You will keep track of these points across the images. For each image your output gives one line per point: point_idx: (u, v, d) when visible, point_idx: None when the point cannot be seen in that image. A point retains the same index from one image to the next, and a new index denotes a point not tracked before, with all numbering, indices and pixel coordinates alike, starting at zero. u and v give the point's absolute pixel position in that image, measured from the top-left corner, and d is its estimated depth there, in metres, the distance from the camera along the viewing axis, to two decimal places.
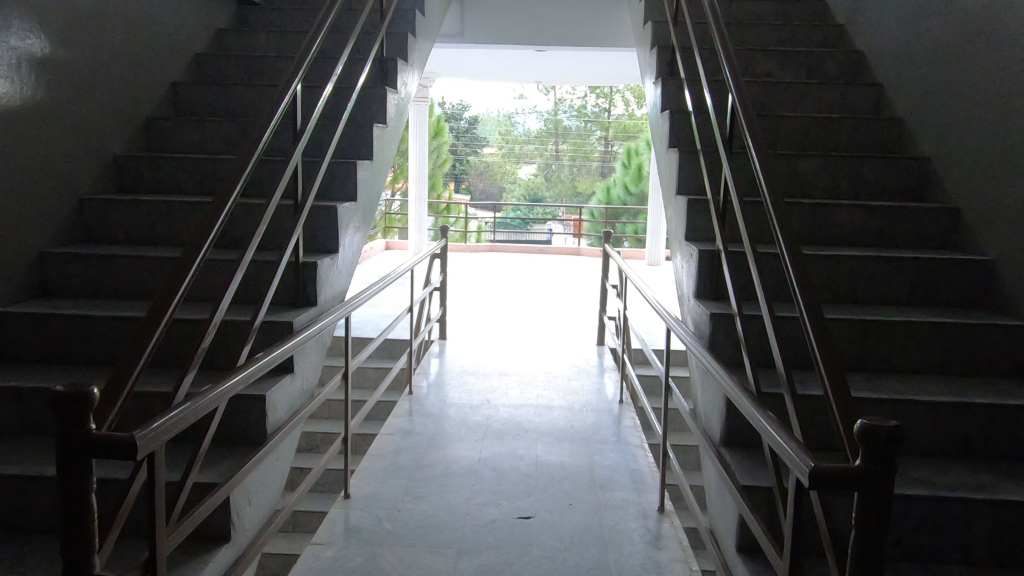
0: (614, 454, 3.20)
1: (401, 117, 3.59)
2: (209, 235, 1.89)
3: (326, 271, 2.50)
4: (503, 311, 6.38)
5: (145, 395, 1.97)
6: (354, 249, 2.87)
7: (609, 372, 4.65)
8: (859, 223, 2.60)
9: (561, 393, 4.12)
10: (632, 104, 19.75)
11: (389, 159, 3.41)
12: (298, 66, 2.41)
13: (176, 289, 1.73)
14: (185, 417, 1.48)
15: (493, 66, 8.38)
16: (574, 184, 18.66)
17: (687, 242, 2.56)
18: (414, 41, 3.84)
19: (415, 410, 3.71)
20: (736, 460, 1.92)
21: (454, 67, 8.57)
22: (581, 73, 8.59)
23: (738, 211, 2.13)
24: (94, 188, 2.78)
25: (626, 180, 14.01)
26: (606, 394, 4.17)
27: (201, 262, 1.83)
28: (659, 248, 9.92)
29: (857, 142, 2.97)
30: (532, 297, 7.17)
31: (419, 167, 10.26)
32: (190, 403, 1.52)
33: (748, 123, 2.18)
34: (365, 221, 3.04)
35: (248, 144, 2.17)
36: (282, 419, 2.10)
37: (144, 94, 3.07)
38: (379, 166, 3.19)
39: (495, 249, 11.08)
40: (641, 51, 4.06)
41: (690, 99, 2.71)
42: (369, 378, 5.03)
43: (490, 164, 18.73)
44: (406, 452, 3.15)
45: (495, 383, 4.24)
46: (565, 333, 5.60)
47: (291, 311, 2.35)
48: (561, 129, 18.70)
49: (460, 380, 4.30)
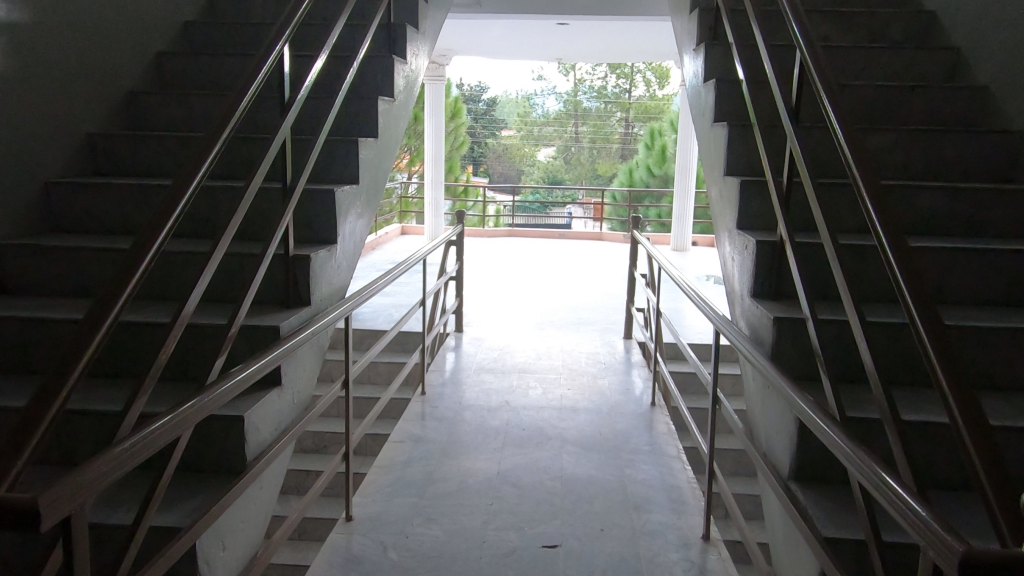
0: (649, 467, 2.86)
1: (411, 93, 3.24)
2: (167, 224, 1.56)
3: (322, 265, 2.17)
4: (524, 300, 6.05)
5: (104, 414, 1.67)
6: (357, 239, 2.54)
7: (637, 369, 4.29)
8: (943, 208, 2.22)
9: (586, 393, 3.78)
10: (652, 85, 18.52)
11: (398, 137, 3.07)
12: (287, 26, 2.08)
13: (122, 289, 1.40)
14: (134, 457, 1.14)
15: (512, 41, 7.98)
16: (595, 167, 18.48)
17: (741, 231, 2.19)
18: (426, 7, 3.48)
19: (428, 412, 3.40)
20: (811, 501, 1.58)
21: (470, 44, 8.19)
22: (604, 48, 8.17)
23: (813, 194, 1.76)
24: (63, 170, 2.47)
25: (649, 162, 13.41)
26: (635, 395, 3.82)
27: (152, 256, 1.50)
28: (685, 234, 9.50)
29: (932, 114, 2.58)
30: (553, 285, 6.85)
31: (435, 148, 9.88)
32: (142, 434, 1.18)
33: (821, 85, 1.81)
34: (370, 206, 2.70)
35: (224, 116, 1.83)
36: (266, 442, 1.78)
37: (124, 65, 2.75)
38: (385, 146, 2.85)
39: (514, 234, 10.71)
40: (677, 17, 3.67)
41: (741, 65, 2.34)
42: (380, 373, 4.75)
43: (508, 147, 18.51)
44: (417, 465, 2.84)
45: (515, 382, 3.91)
46: (589, 324, 5.25)
47: (280, 312, 2.03)
48: (581, 110, 18.34)
49: (477, 378, 3.97)
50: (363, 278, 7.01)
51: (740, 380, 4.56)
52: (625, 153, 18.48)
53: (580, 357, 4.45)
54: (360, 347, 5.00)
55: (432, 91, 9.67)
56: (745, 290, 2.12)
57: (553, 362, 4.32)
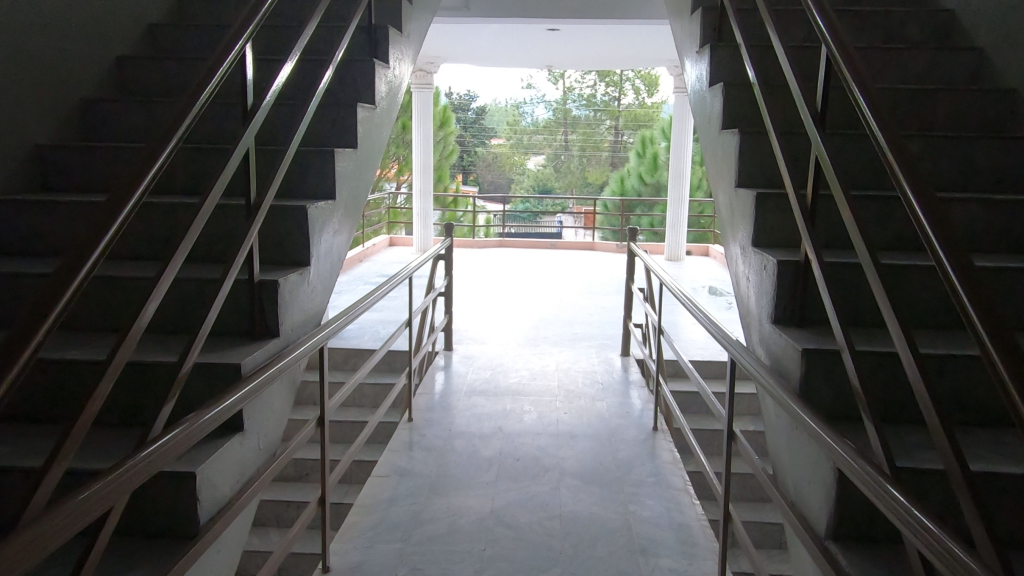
0: (654, 502, 2.64)
1: (394, 101, 3.03)
2: (113, 227, 1.29)
3: (293, 291, 1.95)
4: (516, 315, 5.83)
5: (31, 472, 1.44)
6: (334, 258, 2.32)
7: (636, 388, 4.07)
8: (980, 222, 2.02)
9: (584, 416, 3.55)
10: (641, 93, 18.30)
11: (380, 148, 2.85)
12: (252, 21, 1.85)
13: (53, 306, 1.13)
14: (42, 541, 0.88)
15: (501, 47, 7.79)
16: (585, 175, 18.57)
17: (757, 250, 1.99)
18: (410, 8, 3.26)
19: (416, 442, 3.17)
20: (856, 566, 1.36)
21: (458, 50, 7.99)
22: (595, 53, 8.00)
23: (846, 208, 1.55)
24: (7, 185, 2.23)
25: (640, 171, 13.21)
26: (636, 417, 3.60)
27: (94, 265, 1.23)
28: (679, 243, 9.29)
29: (957, 120, 2.39)
30: (546, 297, 6.64)
31: (424, 157, 9.63)
32: (57, 509, 0.92)
33: (856, 84, 1.60)
34: (350, 222, 2.48)
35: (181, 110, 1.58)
36: (224, 499, 1.55)
37: (79, 71, 2.52)
38: (366, 157, 2.62)
39: (505, 245, 10.50)
40: (675, 18, 3.47)
41: (754, 67, 2.14)
42: (366, 395, 4.51)
43: (498, 155, 18.48)
44: (404, 504, 2.60)
45: (509, 405, 3.68)
46: (585, 340, 5.02)
47: (245, 346, 1.80)
48: (571, 118, 18.33)
49: (468, 402, 3.74)
50: (350, 292, 6.78)
51: (744, 398, 4.34)
52: (616, 161, 18.32)
53: (577, 376, 4.23)
54: (344, 367, 4.76)
55: (420, 99, 9.47)
56: (764, 315, 1.91)
57: (548, 383, 4.09)
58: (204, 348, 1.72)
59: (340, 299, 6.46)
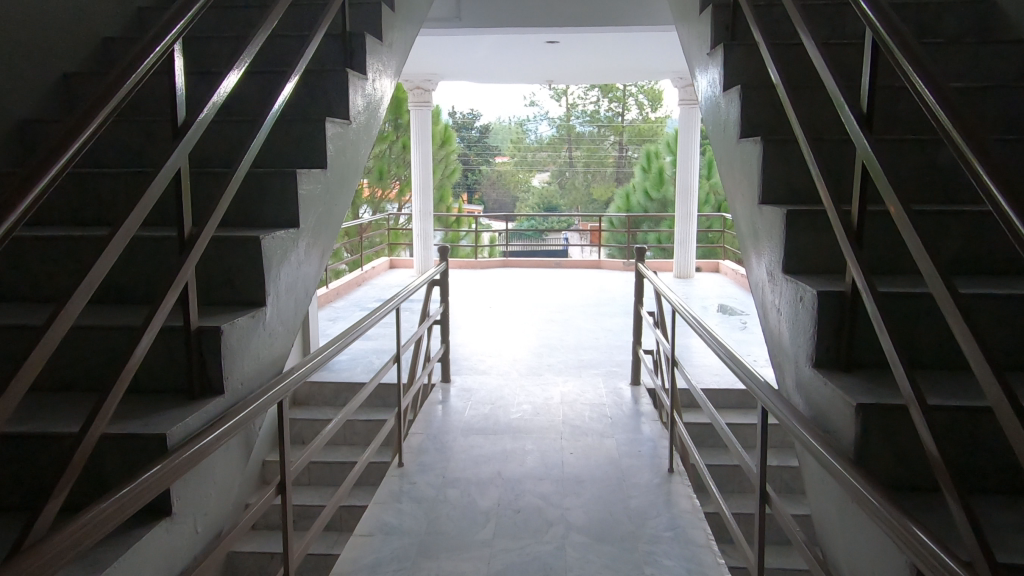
0: (673, 563, 2.32)
1: (375, 117, 2.75)
2: None
3: (243, 338, 1.65)
4: (519, 341, 5.52)
5: None
6: (300, 295, 2.02)
7: (649, 421, 3.75)
8: None
9: (592, 457, 3.23)
10: (646, 107, 17.93)
11: (359, 168, 2.57)
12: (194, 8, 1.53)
13: None
14: None
15: (500, 61, 7.56)
16: (590, 191, 18.47)
17: (790, 278, 1.68)
18: (392, 16, 2.99)
19: (406, 492, 2.85)
20: None
21: (455, 64, 7.76)
22: (597, 65, 7.74)
23: (905, 224, 1.23)
24: None
25: (646, 186, 12.88)
26: (649, 456, 3.27)
27: None
28: (688, 260, 8.99)
29: (1013, 121, 2.08)
30: (550, 321, 6.34)
31: (424, 176, 9.36)
32: None
33: (906, 53, 1.27)
34: (320, 254, 2.19)
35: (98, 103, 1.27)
36: None
37: (17, 88, 2.25)
38: (339, 180, 2.34)
39: (508, 264, 10.22)
40: (682, 20, 3.19)
41: (776, 65, 1.85)
42: (358, 433, 4.20)
43: (502, 174, 18.95)
44: (387, 571, 2.28)
45: (509, 445, 3.36)
46: (591, 368, 4.71)
47: (180, 406, 1.51)
48: (574, 135, 18.14)
49: (465, 442, 3.42)
50: (346, 319, 6.50)
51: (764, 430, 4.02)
52: (620, 177, 18.11)
53: (583, 410, 3.91)
54: (334, 402, 4.44)
55: (418, 118, 9.24)
56: (801, 356, 1.60)
57: (552, 418, 3.77)
58: (115, 414, 1.42)
59: (335, 326, 6.16)
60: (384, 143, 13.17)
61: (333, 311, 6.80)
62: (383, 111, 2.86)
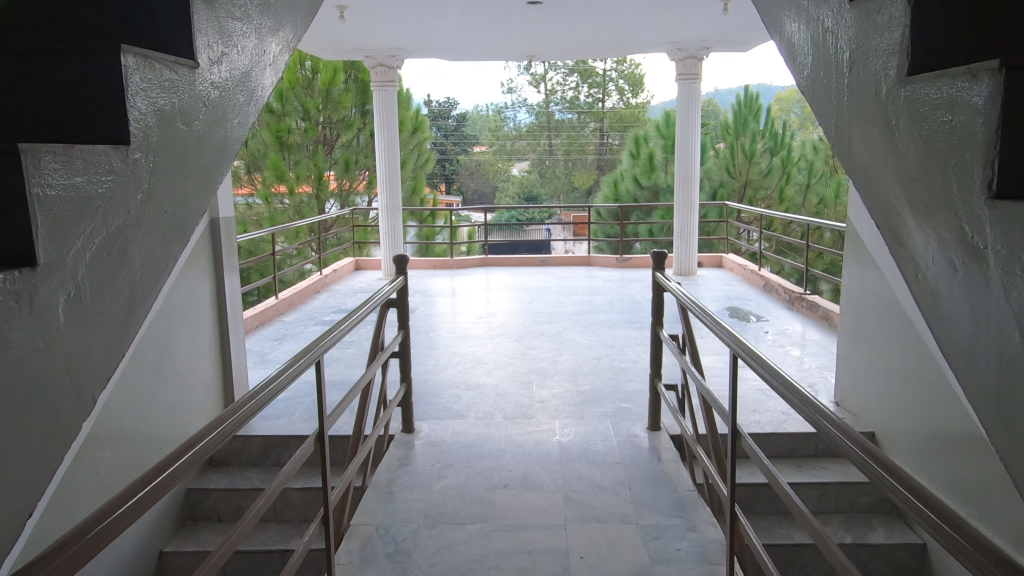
0: None
1: (264, 69, 1.71)
2: None
3: None
4: (500, 365, 4.54)
5: None
6: (67, 394, 1.00)
7: (684, 489, 2.76)
8: None
9: (612, 565, 2.23)
10: (626, 93, 16.82)
11: (231, 149, 1.55)
12: None
13: None
14: None
15: (474, 25, 6.45)
16: (571, 179, 17.61)
17: None
18: None
19: None
20: None
21: (422, 29, 6.63)
22: (587, 27, 6.63)
23: None
24: None
25: (635, 172, 11.75)
26: (694, 557, 2.28)
27: None
28: (689, 254, 8.06)
29: None
30: (538, 334, 5.36)
31: (390, 165, 8.26)
32: None
33: None
34: (129, 296, 1.17)
35: None
36: None
37: None
38: (170, 169, 1.28)
39: (488, 262, 9.23)
40: None
41: None
42: (293, 506, 3.18)
43: (480, 163, 18.68)
44: None
45: (493, 547, 2.35)
46: (595, 406, 3.72)
47: None
48: (554, 122, 17.20)
49: (430, 538, 2.41)
50: (295, 337, 5.48)
51: (830, 490, 3.06)
52: (603, 165, 17.22)
53: (592, 474, 2.91)
54: (263, 462, 3.40)
55: (382, 99, 8.11)
56: None
57: (550, 489, 2.77)
58: None
59: (279, 349, 5.11)
60: (349, 131, 12.05)
61: (281, 327, 5.75)
62: (278, 75, 1.81)
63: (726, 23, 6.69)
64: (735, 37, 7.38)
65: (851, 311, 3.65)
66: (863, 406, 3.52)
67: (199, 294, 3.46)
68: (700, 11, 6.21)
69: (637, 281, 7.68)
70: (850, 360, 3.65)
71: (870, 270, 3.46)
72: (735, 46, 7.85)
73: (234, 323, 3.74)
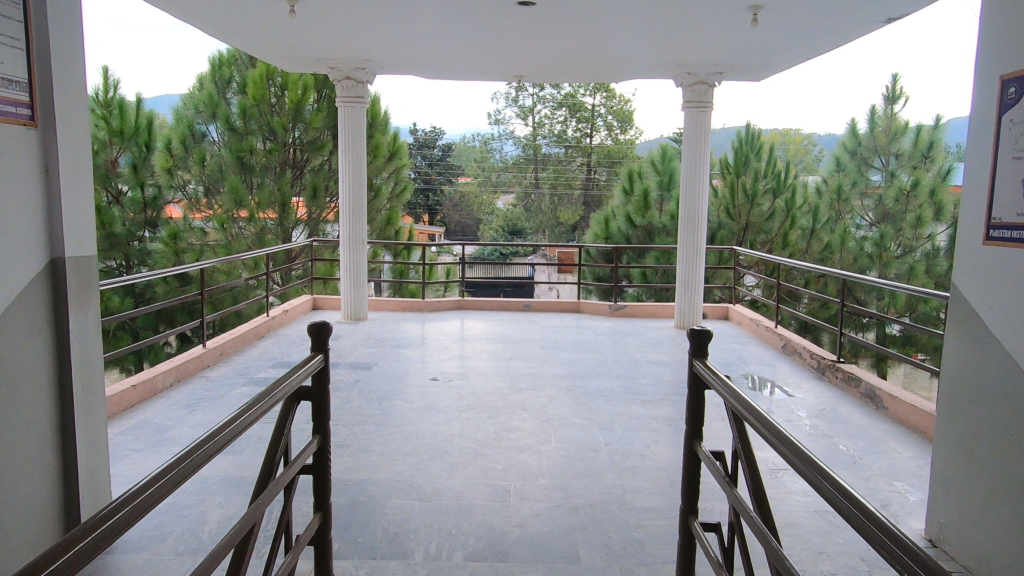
0: None
1: None
2: None
3: None
4: (467, 459, 3.43)
5: None
6: None
7: None
8: None
9: None
10: (614, 129, 15.99)
11: None
12: None
13: None
14: None
15: (451, 31, 5.45)
16: (557, 215, 16.69)
17: None
18: None
19: None
20: None
21: (392, 33, 5.62)
22: (585, 40, 5.68)
23: None
24: None
25: (628, 210, 10.81)
26: None
27: None
28: (693, 305, 7.05)
29: None
30: (517, 409, 4.28)
31: (352, 191, 7.21)
32: None
33: None
34: None
35: None
36: None
37: None
38: None
39: (465, 305, 8.19)
40: None
41: None
42: None
43: (464, 195, 17.72)
44: None
45: None
46: (597, 539, 2.64)
47: None
48: (541, 155, 16.37)
49: None
50: (211, 402, 4.36)
51: None
52: (591, 201, 16.35)
53: None
54: None
55: (347, 116, 7.13)
56: None
57: None
58: None
59: (186, 421, 3.99)
60: (320, 154, 10.97)
61: (199, 388, 4.64)
62: None
63: (746, 43, 5.75)
64: (751, 61, 6.47)
65: (959, 414, 2.63)
66: (980, 556, 2.47)
67: (26, 368, 2.36)
68: (718, 26, 5.29)
69: (633, 336, 6.66)
70: (961, 484, 2.60)
71: (992, 362, 2.43)
72: (749, 73, 6.96)
73: (88, 399, 2.64)
